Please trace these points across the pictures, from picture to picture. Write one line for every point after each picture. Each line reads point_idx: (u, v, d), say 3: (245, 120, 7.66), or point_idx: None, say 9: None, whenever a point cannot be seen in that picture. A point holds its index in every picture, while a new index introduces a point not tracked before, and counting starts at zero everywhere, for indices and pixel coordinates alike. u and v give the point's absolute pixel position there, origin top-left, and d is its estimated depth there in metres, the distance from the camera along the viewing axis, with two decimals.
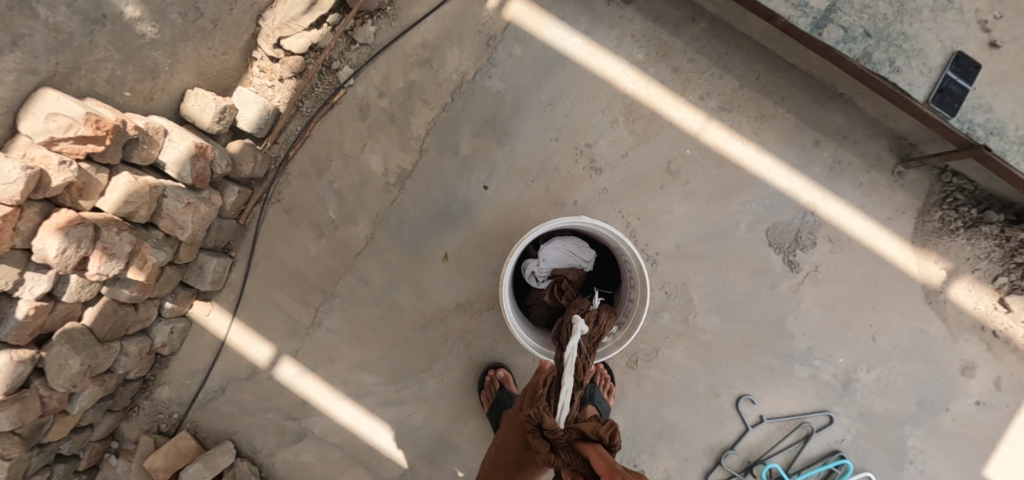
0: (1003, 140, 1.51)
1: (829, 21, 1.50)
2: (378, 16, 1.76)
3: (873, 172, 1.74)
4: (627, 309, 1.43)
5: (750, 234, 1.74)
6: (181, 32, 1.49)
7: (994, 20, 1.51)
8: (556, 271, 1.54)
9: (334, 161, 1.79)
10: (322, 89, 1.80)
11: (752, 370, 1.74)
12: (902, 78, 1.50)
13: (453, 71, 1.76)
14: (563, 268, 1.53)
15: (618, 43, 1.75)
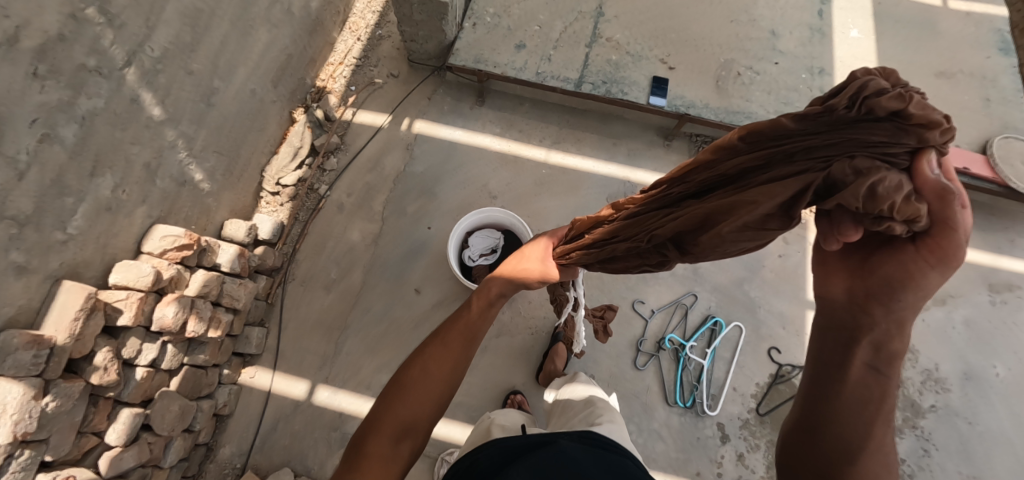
0: (696, 108, 2.70)
1: (584, 82, 2.75)
2: (336, 152, 2.86)
3: (653, 149, 2.88)
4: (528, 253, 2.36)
5: (598, 204, 2.76)
6: (222, 187, 2.51)
7: (666, 56, 2.81)
8: (483, 250, 2.46)
9: (328, 243, 2.72)
10: (309, 203, 2.78)
11: (633, 283, 2.60)
12: (632, 96, 2.72)
13: (392, 168, 2.84)
14: (486, 247, 2.45)
15: (483, 126, 2.92)
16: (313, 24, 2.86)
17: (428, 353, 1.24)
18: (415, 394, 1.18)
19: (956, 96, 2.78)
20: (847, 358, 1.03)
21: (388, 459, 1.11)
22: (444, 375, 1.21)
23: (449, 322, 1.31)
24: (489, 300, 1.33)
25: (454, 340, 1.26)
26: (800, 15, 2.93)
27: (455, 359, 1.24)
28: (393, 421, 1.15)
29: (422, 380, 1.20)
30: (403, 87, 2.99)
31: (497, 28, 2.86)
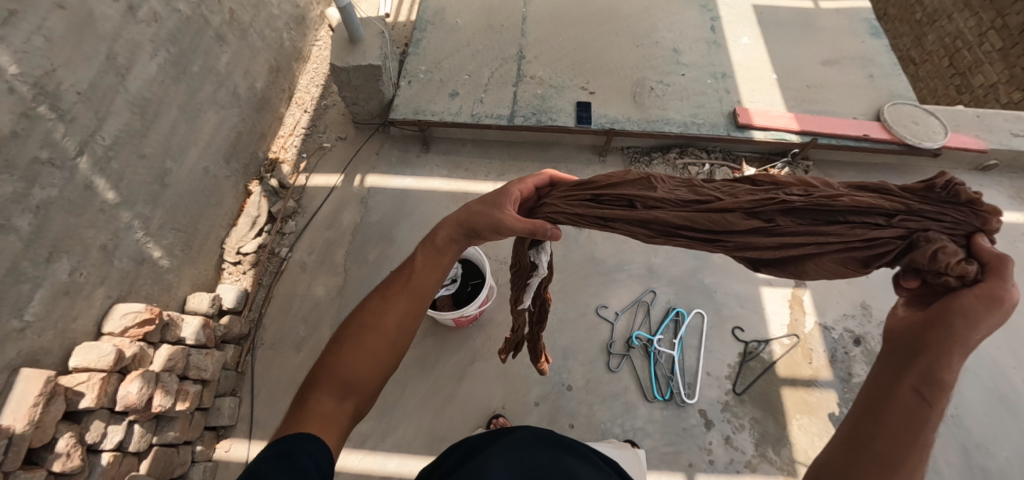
0: (619, 122, 2.93)
1: (515, 116, 2.97)
2: (294, 216, 2.98)
3: (591, 166, 3.10)
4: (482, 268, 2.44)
5: None
6: (182, 261, 2.57)
7: (586, 83, 3.10)
8: None
9: (295, 302, 2.76)
10: (272, 267, 2.85)
11: (594, 290, 2.69)
12: (560, 121, 2.95)
13: (350, 221, 2.96)
14: None
15: (431, 171, 3.10)
16: (260, 103, 3.08)
17: (370, 312, 1.27)
18: (360, 349, 1.21)
19: (845, 78, 3.13)
20: (896, 391, 0.89)
21: (331, 411, 1.12)
22: (388, 330, 1.24)
23: (395, 278, 1.34)
24: (436, 255, 1.35)
25: (400, 296, 1.29)
26: (697, 32, 3.34)
27: (399, 314, 1.26)
28: (337, 375, 1.17)
29: (366, 336, 1.22)
30: (351, 147, 3.19)
31: (430, 82, 3.14)
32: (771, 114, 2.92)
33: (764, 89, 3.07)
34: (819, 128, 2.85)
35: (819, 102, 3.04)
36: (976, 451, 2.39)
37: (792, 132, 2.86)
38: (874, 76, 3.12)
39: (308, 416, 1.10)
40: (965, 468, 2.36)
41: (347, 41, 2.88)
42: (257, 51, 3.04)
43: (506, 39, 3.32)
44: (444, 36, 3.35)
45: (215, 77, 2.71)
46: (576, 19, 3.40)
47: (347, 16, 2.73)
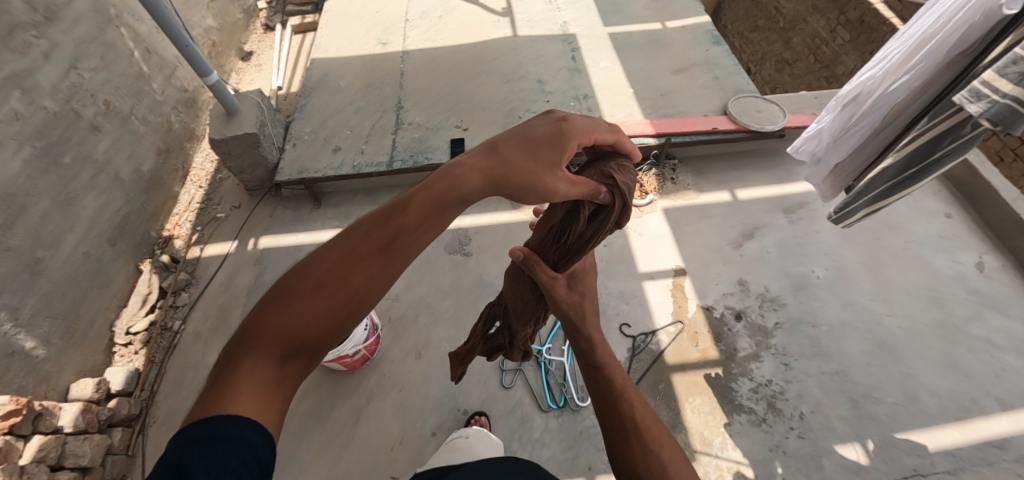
0: None
1: (395, 161, 3.14)
2: (189, 288, 2.99)
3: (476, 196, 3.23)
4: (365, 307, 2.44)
5: (437, 253, 2.96)
6: (62, 348, 2.53)
7: (460, 122, 3.31)
8: None
9: (188, 373, 2.71)
10: (165, 342, 2.80)
11: (484, 311, 2.74)
12: (436, 158, 3.12)
13: (245, 283, 2.97)
14: None
15: (323, 224, 3.18)
16: (149, 185, 3.19)
17: (324, 260, 1.01)
18: (313, 316, 0.97)
19: (695, 82, 3.48)
20: (600, 389, 1.24)
21: (268, 384, 0.92)
22: (353, 293, 1.00)
23: (376, 226, 1.04)
24: (440, 205, 1.08)
25: (380, 248, 1.03)
26: (560, 62, 3.66)
27: (372, 275, 1.01)
28: (279, 342, 0.95)
29: (327, 301, 0.98)
30: (244, 214, 3.28)
31: (315, 141, 3.31)
32: (629, 123, 3.19)
33: (622, 103, 3.38)
34: (670, 128, 3.12)
35: (674, 106, 3.33)
36: (865, 400, 2.47)
37: (649, 136, 3.12)
38: (720, 77, 3.50)
39: (235, 393, 0.89)
40: (856, 420, 2.42)
41: (224, 114, 3.04)
42: (141, 137, 3.18)
43: (386, 93, 3.55)
44: (327, 98, 3.57)
45: (93, 165, 2.80)
46: (450, 67, 3.69)
47: (219, 90, 2.88)
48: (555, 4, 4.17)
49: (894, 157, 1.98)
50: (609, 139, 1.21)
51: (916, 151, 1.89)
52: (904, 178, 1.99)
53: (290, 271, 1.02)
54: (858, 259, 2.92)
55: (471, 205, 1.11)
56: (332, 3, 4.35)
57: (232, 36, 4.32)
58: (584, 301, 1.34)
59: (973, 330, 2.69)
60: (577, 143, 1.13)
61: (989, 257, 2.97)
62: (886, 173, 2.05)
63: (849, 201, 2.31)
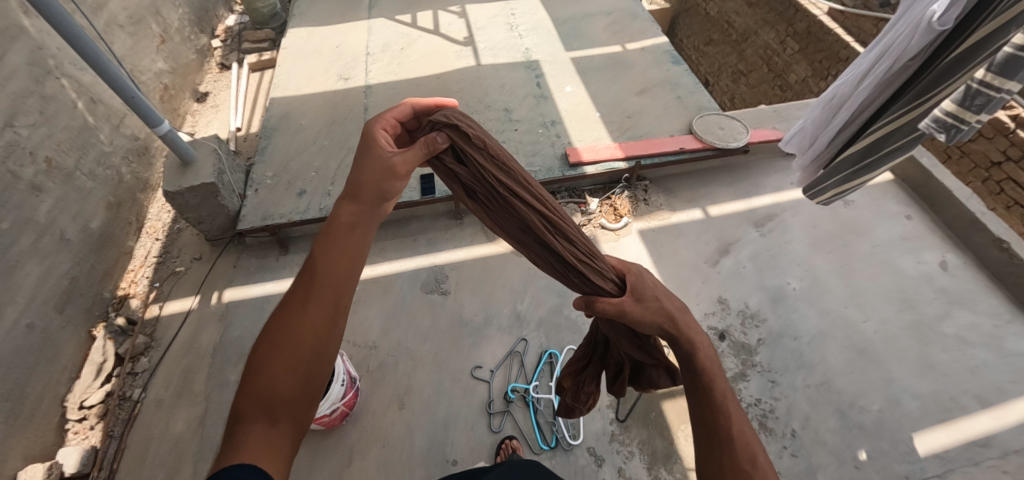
0: None
1: None
2: (148, 351, 2.78)
3: (449, 231, 3.15)
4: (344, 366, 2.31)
5: (413, 294, 2.87)
6: (5, 434, 2.30)
7: None
8: None
9: (151, 446, 2.50)
10: (124, 413, 2.59)
11: (466, 352, 2.65)
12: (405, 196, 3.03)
13: (209, 342, 2.80)
14: None
15: (291, 272, 3.05)
16: (100, 243, 2.99)
17: (272, 330, 1.21)
18: (284, 372, 1.15)
19: (658, 103, 3.54)
20: (696, 392, 1.23)
21: (270, 442, 1.08)
22: (304, 344, 1.19)
23: (302, 289, 1.25)
24: (346, 253, 1.30)
25: (309, 296, 1.23)
26: (525, 89, 3.66)
27: (318, 319, 1.21)
28: (264, 405, 1.12)
29: (289, 354, 1.17)
30: (206, 266, 3.11)
31: (278, 185, 3.18)
32: (598, 148, 3.19)
33: (590, 127, 3.40)
34: (638, 151, 3.15)
35: (640, 128, 3.37)
36: (852, 410, 2.48)
37: (618, 160, 3.13)
38: (682, 96, 3.57)
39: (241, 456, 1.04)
40: (845, 432, 2.42)
41: (179, 164, 2.89)
42: (89, 193, 2.99)
43: (350, 130, 3.47)
44: (289, 138, 3.46)
45: (35, 228, 2.61)
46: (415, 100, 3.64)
47: (172, 140, 2.74)
48: (516, 31, 4.20)
49: (855, 147, 2.21)
50: (404, 110, 1.44)
51: (873, 142, 2.13)
52: (862, 167, 2.26)
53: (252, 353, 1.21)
54: (830, 267, 2.98)
55: (366, 227, 1.35)
56: (289, 39, 4.25)
57: (186, 77, 4.15)
58: (665, 306, 1.25)
59: (945, 330, 2.76)
60: (379, 135, 1.39)
61: (951, 256, 3.07)
62: (849, 158, 2.29)
63: (818, 179, 2.54)
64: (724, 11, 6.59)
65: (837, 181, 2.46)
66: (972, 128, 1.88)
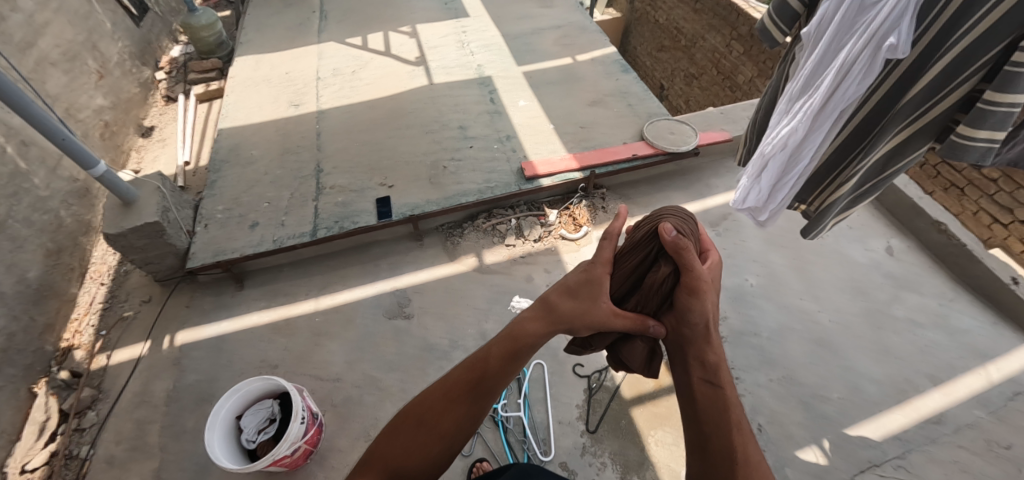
0: (419, 208, 3.04)
1: (319, 229, 2.97)
2: (96, 404, 2.63)
3: (411, 253, 3.11)
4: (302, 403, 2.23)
5: (377, 322, 2.81)
6: None
7: (384, 179, 3.21)
8: (260, 428, 2.22)
9: None
10: (70, 474, 2.42)
11: (434, 376, 2.60)
12: (363, 221, 2.99)
13: (163, 390, 2.64)
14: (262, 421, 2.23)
15: (247, 307, 2.93)
16: (38, 294, 2.83)
17: (430, 393, 1.26)
18: (403, 442, 1.20)
19: (610, 112, 3.61)
20: (710, 402, 1.13)
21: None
22: (445, 428, 1.21)
23: (467, 370, 1.26)
24: (512, 356, 1.25)
25: (457, 384, 1.26)
26: (479, 107, 3.68)
27: (455, 411, 1.22)
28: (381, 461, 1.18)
29: (414, 431, 1.21)
30: (156, 309, 2.97)
31: (229, 220, 3.08)
32: (553, 160, 3.23)
33: (545, 140, 3.43)
34: (593, 161, 3.20)
35: (594, 138, 3.43)
36: (815, 401, 2.54)
37: (574, 171, 3.18)
38: (633, 104, 3.66)
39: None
40: (811, 423, 2.47)
41: (121, 205, 2.77)
42: (23, 242, 2.83)
43: (304, 158, 3.40)
44: (240, 169, 3.36)
45: None
46: (369, 122, 3.60)
47: (111, 181, 2.64)
48: (468, 49, 4.23)
49: (846, 186, 1.78)
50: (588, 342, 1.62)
51: (870, 174, 1.72)
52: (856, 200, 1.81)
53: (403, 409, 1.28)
54: (784, 262, 3.07)
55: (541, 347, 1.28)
56: (237, 68, 4.16)
57: (129, 112, 3.99)
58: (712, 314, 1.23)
59: (896, 313, 2.86)
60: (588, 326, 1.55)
61: (896, 241, 3.21)
62: (839, 198, 1.85)
63: (807, 230, 2.03)
64: (672, 18, 6.80)
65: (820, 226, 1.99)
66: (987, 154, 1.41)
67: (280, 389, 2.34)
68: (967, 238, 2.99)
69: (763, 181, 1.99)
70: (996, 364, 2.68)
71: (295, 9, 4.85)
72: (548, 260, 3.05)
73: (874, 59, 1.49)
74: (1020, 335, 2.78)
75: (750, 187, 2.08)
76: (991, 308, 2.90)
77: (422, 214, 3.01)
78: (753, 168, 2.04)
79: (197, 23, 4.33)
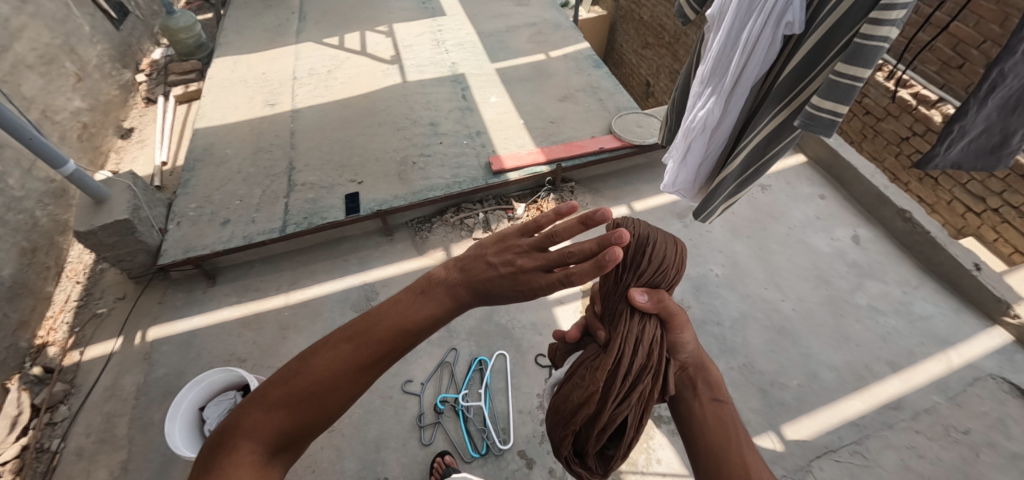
0: (388, 203, 3.08)
1: (288, 225, 3.02)
2: (68, 399, 2.68)
3: (380, 248, 3.15)
4: None
5: (344, 316, 2.85)
6: None
7: (354, 176, 3.26)
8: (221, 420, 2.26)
9: None
10: (41, 466, 2.46)
11: (398, 368, 2.64)
12: (331, 217, 3.03)
13: (133, 385, 2.69)
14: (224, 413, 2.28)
15: (218, 302, 2.97)
16: (12, 292, 2.88)
17: (332, 342, 1.06)
18: (294, 412, 1.01)
19: (580, 108, 3.65)
20: (715, 420, 1.13)
21: (256, 471, 0.97)
22: (350, 385, 1.03)
23: (377, 321, 1.06)
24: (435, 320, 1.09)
25: (368, 340, 1.04)
26: (451, 104, 3.73)
27: (362, 375, 1.04)
28: (265, 431, 1.00)
29: (309, 401, 1.01)
30: (129, 306, 3.01)
31: (201, 217, 3.13)
32: (521, 154, 3.27)
33: (514, 135, 3.48)
34: (560, 154, 3.24)
35: (563, 133, 3.47)
36: (773, 388, 2.56)
37: (541, 164, 3.22)
38: (603, 99, 3.71)
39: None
40: (767, 410, 2.50)
41: (92, 203, 2.82)
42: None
43: (276, 156, 3.45)
44: (214, 168, 3.41)
45: None
46: (342, 120, 3.65)
47: (80, 180, 2.66)
48: (443, 47, 4.28)
49: (737, 159, 2.07)
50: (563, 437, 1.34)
51: (754, 150, 2.01)
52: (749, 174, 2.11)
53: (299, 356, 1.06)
54: (749, 252, 3.10)
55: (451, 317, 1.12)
56: (215, 69, 4.20)
57: (108, 114, 4.05)
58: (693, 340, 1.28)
59: (858, 300, 2.89)
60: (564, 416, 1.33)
61: (862, 230, 3.23)
62: (735, 172, 2.13)
63: (709, 204, 2.34)
64: (655, 15, 6.85)
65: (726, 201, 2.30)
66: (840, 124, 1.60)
67: (244, 383, 2.39)
68: (931, 225, 3.00)
69: (689, 156, 2.28)
70: (957, 350, 2.67)
71: (274, 11, 4.90)
72: None
73: (772, 38, 1.75)
74: (983, 321, 2.77)
75: (678, 162, 2.35)
76: (955, 295, 2.90)
77: (390, 209, 3.06)
78: (679, 143, 2.30)
79: (176, 25, 4.39)
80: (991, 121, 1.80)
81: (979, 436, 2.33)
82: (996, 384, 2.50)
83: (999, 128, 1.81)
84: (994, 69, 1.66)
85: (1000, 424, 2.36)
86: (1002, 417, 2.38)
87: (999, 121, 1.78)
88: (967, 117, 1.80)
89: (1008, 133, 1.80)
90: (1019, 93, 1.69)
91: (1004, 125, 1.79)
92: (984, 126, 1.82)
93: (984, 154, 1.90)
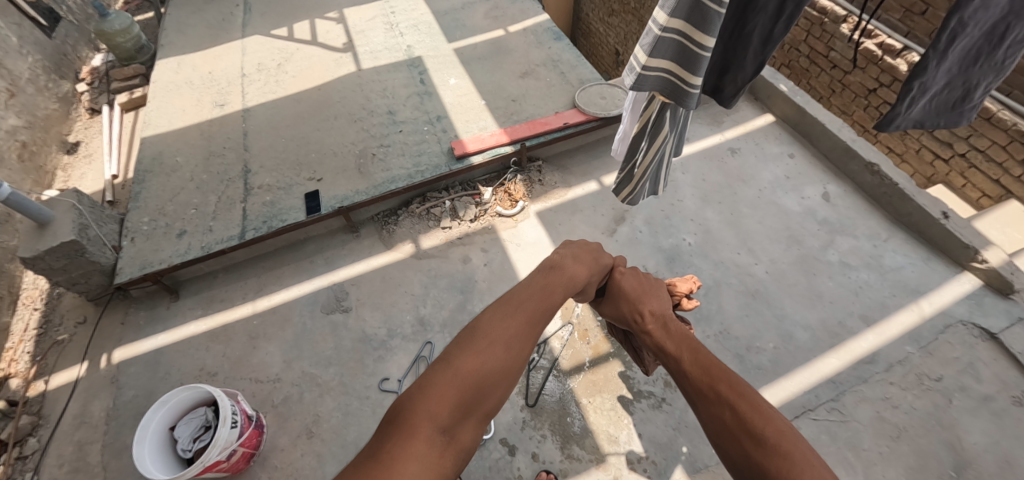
0: (348, 200, 2.97)
1: (246, 231, 2.91)
2: (36, 431, 2.57)
3: (347, 245, 3.07)
4: (238, 409, 2.21)
5: (313, 319, 2.78)
6: None
7: (313, 173, 3.15)
8: (194, 438, 2.19)
9: None
10: None
11: (374, 369, 2.59)
12: (291, 218, 2.93)
13: (101, 410, 2.60)
14: (197, 430, 2.20)
15: (184, 317, 2.88)
16: None
17: (501, 311, 1.16)
18: (480, 382, 1.04)
19: (542, 83, 3.55)
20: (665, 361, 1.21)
21: (434, 456, 0.91)
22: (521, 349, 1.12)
23: (536, 294, 1.24)
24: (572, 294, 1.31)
25: (524, 315, 1.17)
26: (408, 89, 3.60)
27: (524, 344, 1.12)
28: (451, 394, 0.99)
29: (495, 369, 1.06)
30: (91, 329, 2.90)
31: (156, 231, 3.00)
32: (483, 137, 3.17)
33: (476, 117, 3.37)
34: (523, 133, 3.14)
35: (525, 111, 3.37)
36: (749, 353, 2.57)
37: (504, 145, 3.13)
38: (565, 72, 3.60)
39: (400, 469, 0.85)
40: (745, 375, 2.50)
41: (35, 227, 2.67)
42: None
43: (229, 160, 3.30)
44: (165, 177, 3.26)
45: None
46: (295, 116, 3.50)
47: (21, 204, 2.49)
48: (396, 30, 4.10)
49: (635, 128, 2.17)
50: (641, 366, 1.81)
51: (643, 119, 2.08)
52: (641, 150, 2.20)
53: (475, 328, 1.13)
54: (720, 217, 3.08)
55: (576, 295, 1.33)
56: (157, 72, 3.98)
57: (49, 130, 3.84)
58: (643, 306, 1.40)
59: (830, 257, 2.89)
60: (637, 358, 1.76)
61: (832, 186, 3.21)
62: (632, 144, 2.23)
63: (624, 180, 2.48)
64: None
65: (634, 179, 2.39)
66: (692, 94, 1.68)
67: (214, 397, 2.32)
68: (899, 177, 2.98)
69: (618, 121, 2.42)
70: (929, 298, 2.68)
71: (217, 6, 4.65)
72: (484, 239, 3.03)
73: None
74: (952, 268, 2.79)
75: None
76: (924, 245, 2.91)
77: (351, 204, 2.95)
78: None
79: (110, 28, 4.14)
80: (953, 76, 1.80)
81: (951, 382, 2.37)
82: (966, 330, 2.53)
83: (961, 82, 1.83)
84: (955, 17, 1.56)
85: (970, 369, 2.41)
86: (971, 362, 2.43)
87: (960, 74, 1.79)
88: (927, 74, 1.72)
89: (970, 85, 1.83)
90: (980, 45, 1.68)
91: (966, 79, 1.81)
92: (946, 81, 1.81)
93: (946, 110, 1.93)
